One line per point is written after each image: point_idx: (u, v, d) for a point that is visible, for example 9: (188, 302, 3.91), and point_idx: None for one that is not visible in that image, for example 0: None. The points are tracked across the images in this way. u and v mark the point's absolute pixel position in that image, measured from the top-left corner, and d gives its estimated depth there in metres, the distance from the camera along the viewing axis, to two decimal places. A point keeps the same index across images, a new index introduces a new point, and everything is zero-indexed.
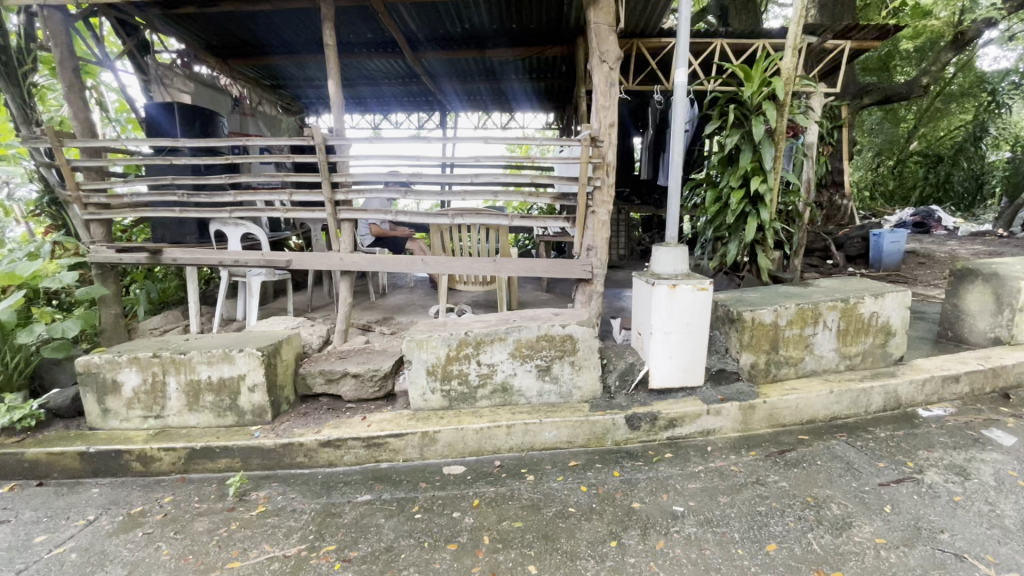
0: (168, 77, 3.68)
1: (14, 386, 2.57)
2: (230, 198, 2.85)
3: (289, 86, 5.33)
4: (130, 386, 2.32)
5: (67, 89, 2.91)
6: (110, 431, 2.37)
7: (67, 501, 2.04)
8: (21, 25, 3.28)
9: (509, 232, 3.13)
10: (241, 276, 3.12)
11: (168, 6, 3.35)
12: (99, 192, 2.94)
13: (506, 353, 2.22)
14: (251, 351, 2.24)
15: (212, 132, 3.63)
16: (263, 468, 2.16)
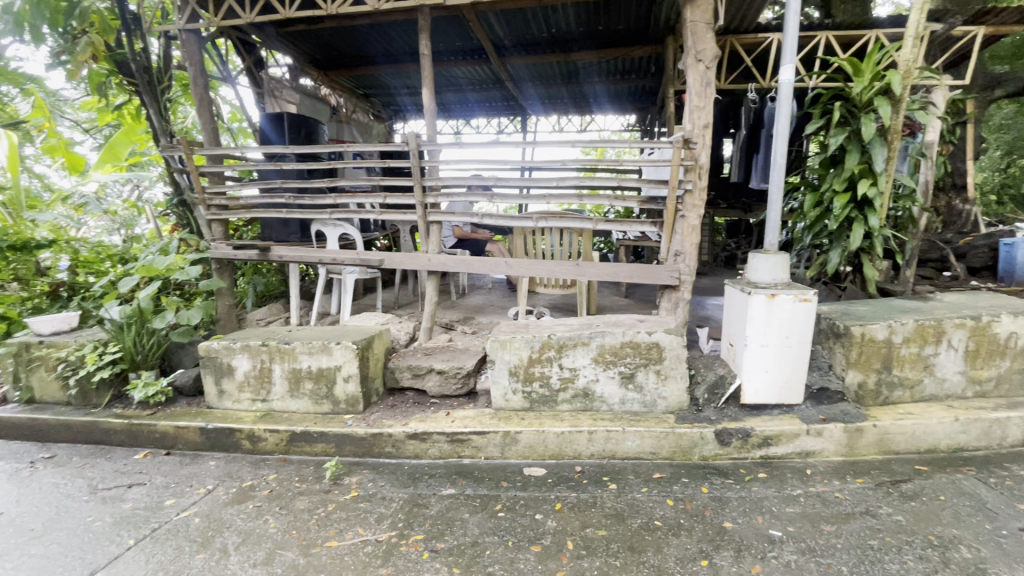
0: (278, 89, 4.03)
1: (149, 364, 2.92)
2: (330, 201, 3.05)
3: (380, 94, 5.63)
4: (242, 370, 2.56)
5: (198, 102, 3.25)
6: (224, 410, 2.63)
7: (189, 471, 2.29)
8: (161, 49, 3.70)
9: (592, 236, 3.11)
10: (337, 274, 3.34)
11: (282, 24, 3.67)
12: (219, 195, 3.26)
13: (589, 358, 2.20)
14: (347, 344, 2.39)
15: (316, 140, 3.93)
16: (355, 455, 2.29)
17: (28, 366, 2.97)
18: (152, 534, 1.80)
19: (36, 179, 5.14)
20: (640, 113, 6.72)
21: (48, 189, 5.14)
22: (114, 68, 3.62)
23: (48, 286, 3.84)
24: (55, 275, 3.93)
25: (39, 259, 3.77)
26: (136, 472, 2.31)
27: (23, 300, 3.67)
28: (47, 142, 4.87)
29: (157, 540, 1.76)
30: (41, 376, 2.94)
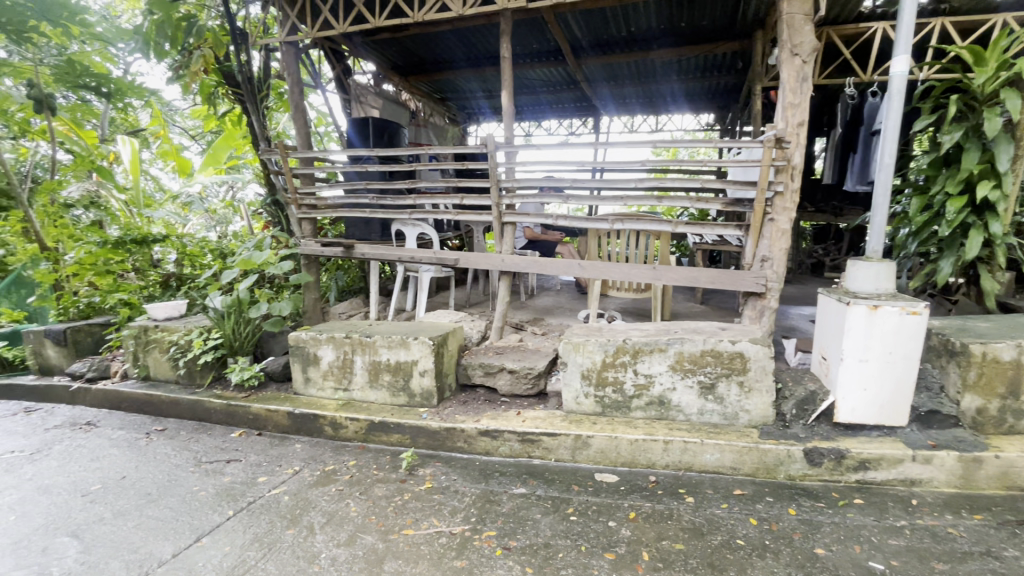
0: (363, 95, 4.24)
1: (245, 351, 3.17)
2: (410, 201, 3.16)
3: (456, 98, 5.79)
4: (327, 360, 2.72)
5: (295, 108, 3.47)
6: (309, 397, 2.80)
7: (278, 451, 2.47)
8: (262, 63, 3.96)
9: (670, 239, 3.01)
10: (413, 272, 3.47)
11: (369, 33, 3.87)
12: (310, 195, 3.48)
13: (665, 365, 2.14)
14: (424, 339, 2.47)
15: (397, 143, 4.11)
16: (428, 447, 2.37)
17: (145, 347, 3.34)
18: (248, 507, 1.96)
19: (152, 181, 5.76)
20: (720, 112, 6.43)
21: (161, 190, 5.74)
22: (221, 79, 3.96)
23: (160, 276, 4.32)
24: (163, 268, 4.36)
25: (153, 253, 4.20)
26: (233, 449, 2.52)
27: (139, 288, 4.16)
28: (162, 148, 5.45)
29: (253, 513, 1.91)
30: (155, 357, 3.29)
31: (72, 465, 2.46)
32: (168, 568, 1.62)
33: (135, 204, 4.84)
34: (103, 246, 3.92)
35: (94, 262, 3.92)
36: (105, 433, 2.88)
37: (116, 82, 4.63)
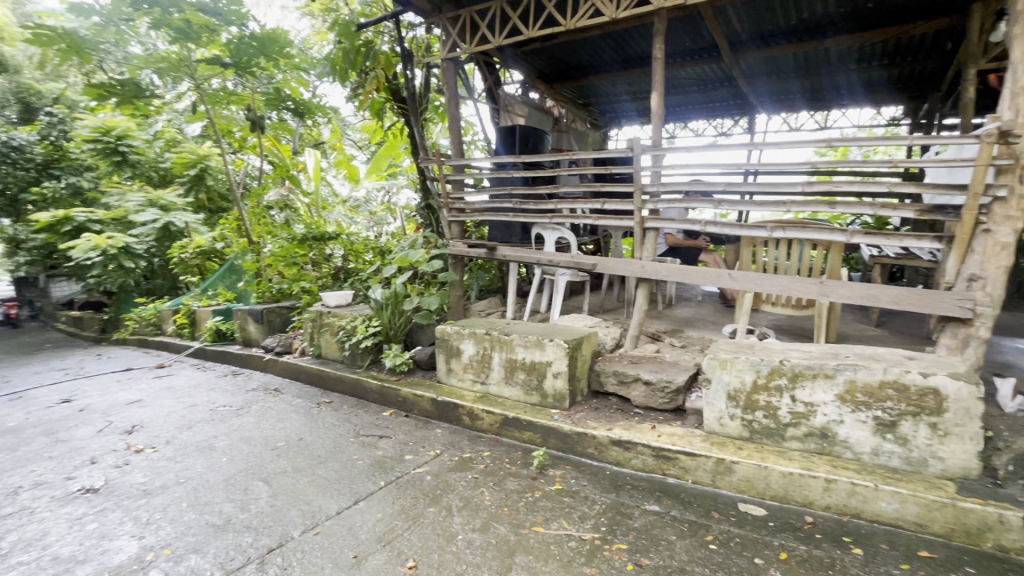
0: (511, 104, 4.44)
1: (397, 339, 3.51)
2: (551, 206, 3.22)
3: (598, 102, 5.77)
4: (468, 354, 2.90)
5: (451, 120, 3.72)
6: (450, 386, 3.01)
7: (422, 434, 2.69)
8: (423, 80, 4.27)
9: (843, 250, 2.63)
10: (551, 275, 3.53)
11: (521, 44, 4.04)
12: (460, 199, 3.70)
13: (831, 394, 1.89)
14: (560, 341, 2.50)
15: (540, 149, 4.22)
16: (558, 449, 2.39)
17: (319, 328, 3.88)
18: (397, 481, 2.17)
19: (328, 188, 6.71)
20: (911, 103, 5.46)
21: (335, 195, 6.65)
22: (390, 96, 4.43)
23: (331, 269, 5.00)
24: (333, 262, 5.03)
25: (327, 250, 4.89)
26: (385, 426, 2.82)
27: (315, 279, 4.88)
28: (338, 158, 6.31)
29: (401, 486, 2.11)
30: (327, 338, 3.81)
31: (265, 422, 2.96)
32: (333, 522, 1.86)
33: (316, 206, 5.68)
34: (292, 242, 4.68)
35: (285, 255, 4.70)
36: (288, 399, 3.42)
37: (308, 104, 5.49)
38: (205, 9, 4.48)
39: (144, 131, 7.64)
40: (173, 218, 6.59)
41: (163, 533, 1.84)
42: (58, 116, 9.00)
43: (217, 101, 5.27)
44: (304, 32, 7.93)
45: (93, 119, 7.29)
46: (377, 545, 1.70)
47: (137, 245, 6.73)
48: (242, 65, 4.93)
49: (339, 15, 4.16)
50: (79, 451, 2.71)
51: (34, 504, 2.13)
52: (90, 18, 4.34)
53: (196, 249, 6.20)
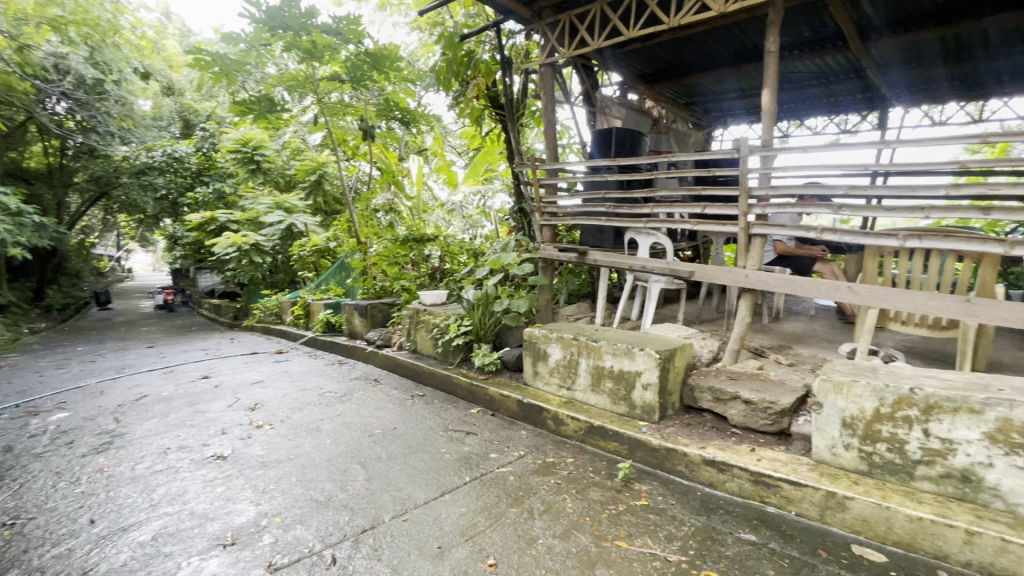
0: (609, 106, 4.37)
1: (486, 339, 3.60)
2: (647, 210, 3.11)
3: (702, 101, 5.48)
4: (555, 358, 2.89)
5: (546, 125, 3.74)
6: (536, 389, 3.02)
7: (507, 434, 2.73)
8: (521, 86, 4.33)
9: (998, 264, 2.24)
10: (643, 281, 3.41)
11: (621, 45, 3.96)
12: (552, 203, 3.68)
13: (977, 432, 1.61)
14: (651, 351, 2.40)
15: (637, 151, 4.09)
16: (646, 463, 2.29)
17: (415, 325, 4.10)
18: (481, 478, 2.22)
19: (429, 192, 7.08)
20: None
21: (434, 199, 7.00)
22: (488, 103, 4.56)
23: (429, 268, 5.23)
24: (430, 262, 5.29)
25: (425, 251, 5.17)
26: (472, 424, 2.90)
27: (414, 278, 5.17)
28: (438, 164, 6.64)
29: (485, 484, 2.16)
30: (422, 334, 4.02)
31: (365, 410, 3.19)
32: (421, 511, 1.95)
33: (417, 210, 6.03)
34: (395, 243, 5.01)
35: (388, 255, 5.02)
36: (386, 390, 3.65)
37: (414, 113, 5.85)
38: (328, 31, 4.96)
39: (275, 142, 8.62)
40: (295, 220, 7.35)
41: (275, 502, 2.05)
42: (210, 130, 10.44)
43: (336, 113, 5.79)
44: (412, 46, 8.45)
45: (236, 133, 8.36)
46: (460, 539, 1.75)
47: (266, 243, 7.60)
48: (358, 79, 5.38)
49: (444, 28, 4.38)
50: (213, 422, 3.12)
51: (178, 465, 2.49)
52: (237, 45, 4.99)
53: (313, 248, 6.86)
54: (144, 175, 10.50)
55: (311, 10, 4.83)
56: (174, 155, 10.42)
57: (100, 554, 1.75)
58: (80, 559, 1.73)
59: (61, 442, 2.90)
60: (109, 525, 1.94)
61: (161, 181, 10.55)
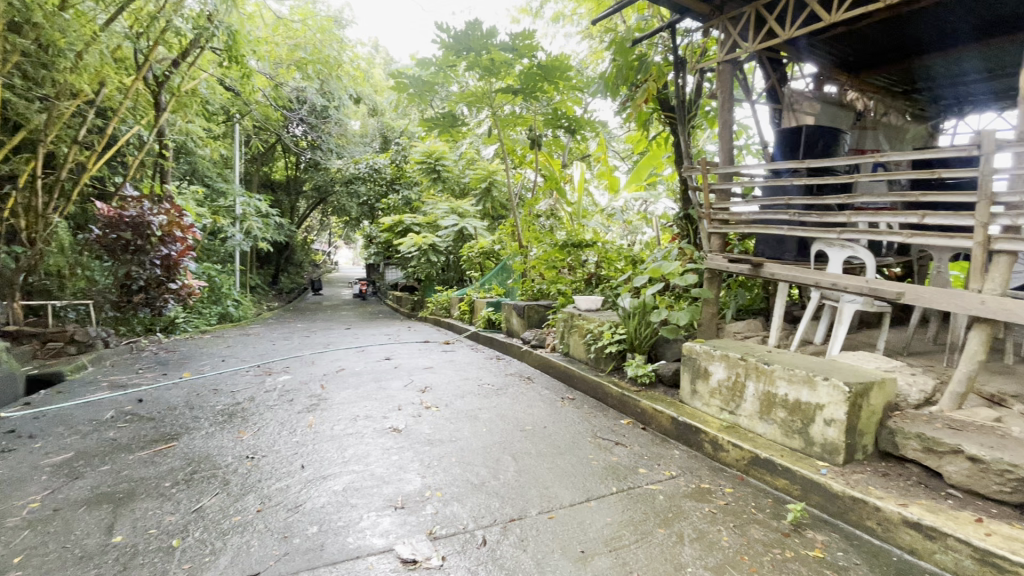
0: (799, 101, 3.89)
1: (642, 350, 3.46)
2: (842, 219, 2.68)
3: (927, 88, 4.54)
4: (717, 378, 2.68)
5: (722, 125, 3.45)
6: (694, 409, 2.83)
7: (658, 450, 2.61)
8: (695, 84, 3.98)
9: None
10: (833, 301, 2.96)
11: (819, 32, 3.50)
12: (724, 209, 3.34)
13: None
14: (838, 383, 2.07)
15: (835, 152, 3.54)
16: (823, 510, 1.99)
17: (570, 329, 4.17)
18: (628, 490, 2.17)
19: (590, 198, 7.17)
20: None
21: (595, 205, 7.03)
22: (657, 106, 4.39)
23: (584, 273, 5.20)
24: (587, 268, 5.28)
25: (583, 256, 5.22)
26: (622, 434, 2.85)
27: (571, 282, 5.22)
28: (601, 170, 6.66)
29: (632, 497, 2.10)
30: (575, 338, 4.06)
31: (518, 406, 3.35)
32: (566, 512, 1.98)
33: (577, 215, 6.13)
34: (554, 248, 5.17)
35: (547, 259, 5.23)
36: (538, 389, 3.79)
37: (579, 120, 5.97)
38: (505, 48, 5.34)
39: (454, 153, 9.58)
40: (467, 224, 8.07)
41: (437, 478, 2.28)
42: (402, 145, 12.02)
43: (507, 125, 6.20)
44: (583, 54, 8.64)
45: (423, 146, 9.49)
46: (604, 548, 1.74)
47: (441, 243, 8.46)
48: (530, 90, 5.68)
49: (616, 35, 4.37)
50: (392, 398, 3.59)
51: (364, 431, 2.92)
52: (429, 68, 5.68)
53: (480, 250, 7.45)
54: (352, 184, 12.51)
55: (492, 30, 5.25)
56: (374, 167, 12.24)
57: (306, 494, 2.15)
58: (293, 495, 2.15)
59: (285, 399, 3.64)
60: (314, 472, 2.37)
61: (363, 189, 12.48)
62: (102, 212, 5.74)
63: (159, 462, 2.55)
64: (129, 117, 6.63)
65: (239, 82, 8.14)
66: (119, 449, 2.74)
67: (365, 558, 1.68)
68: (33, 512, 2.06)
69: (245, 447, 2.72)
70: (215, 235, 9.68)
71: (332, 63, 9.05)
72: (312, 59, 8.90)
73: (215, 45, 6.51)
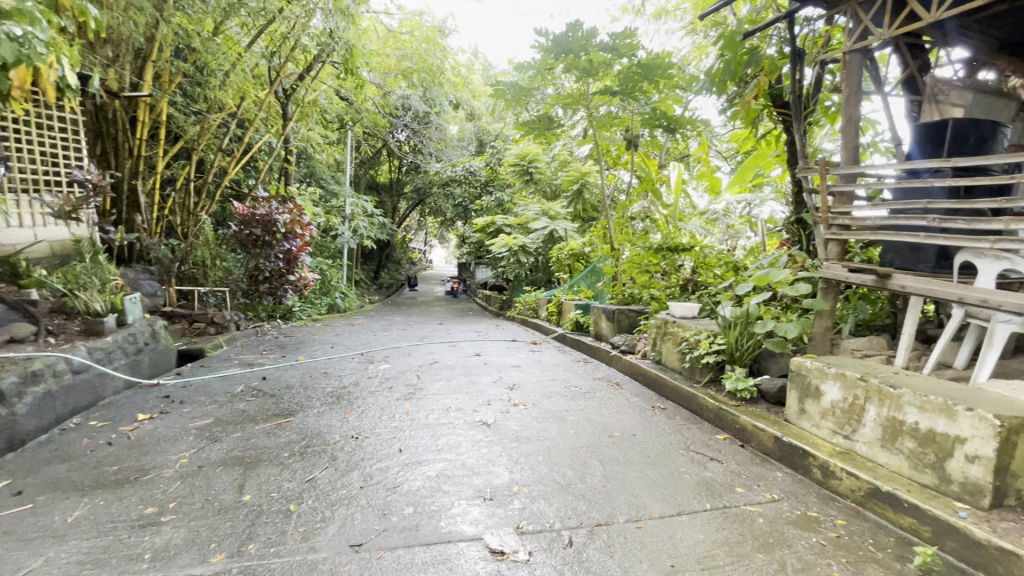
0: (944, 92, 3.42)
1: (742, 362, 3.26)
2: (998, 227, 2.29)
3: None
4: (830, 398, 2.45)
5: (845, 122, 3.11)
6: (801, 430, 2.60)
7: (759, 471, 2.44)
8: (813, 77, 3.63)
9: None
10: (981, 320, 2.56)
11: (974, 11, 3.04)
12: (845, 214, 2.99)
13: None
14: (984, 415, 1.79)
15: (990, 149, 3.05)
16: (960, 559, 1.74)
17: (663, 336, 4.03)
18: (723, 509, 2.05)
19: (688, 200, 6.85)
20: None
21: (693, 208, 6.70)
22: (769, 102, 4.06)
23: (680, 280, 4.96)
24: (682, 273, 5.02)
25: (678, 261, 4.99)
26: (717, 449, 2.70)
27: (665, 287, 5.02)
28: (700, 171, 6.33)
29: (727, 517, 1.99)
30: (669, 346, 3.92)
31: (605, 411, 3.30)
32: (656, 523, 1.92)
33: (673, 218, 5.88)
34: (648, 251, 4.99)
35: (640, 262, 5.06)
36: (626, 395, 3.70)
37: (679, 119, 5.73)
38: (605, 48, 5.29)
39: (547, 155, 9.67)
40: (557, 226, 8.10)
41: (524, 474, 2.33)
42: (497, 148, 12.34)
43: (603, 126, 6.11)
44: (686, 50, 8.30)
45: (517, 148, 9.68)
46: (696, 565, 1.67)
47: (531, 245, 8.55)
48: (628, 90, 5.56)
49: (725, 29, 4.13)
50: (482, 393, 3.71)
51: (456, 422, 3.05)
52: (527, 72, 5.76)
53: (570, 252, 7.45)
54: (449, 186, 13.09)
55: (592, 31, 5.23)
56: (470, 170, 12.69)
57: (403, 476, 2.30)
58: (392, 476, 2.31)
59: (385, 386, 3.91)
60: (410, 456, 2.53)
61: (459, 191, 13.01)
62: (239, 211, 6.60)
63: (279, 434, 2.87)
64: (263, 126, 7.49)
65: (353, 92, 8.86)
66: (248, 420, 3.12)
67: (457, 543, 1.76)
68: (183, 467, 2.42)
69: (350, 427, 2.96)
70: (327, 232, 10.63)
71: (435, 71, 9.53)
72: (417, 68, 9.43)
73: (335, 60, 7.16)
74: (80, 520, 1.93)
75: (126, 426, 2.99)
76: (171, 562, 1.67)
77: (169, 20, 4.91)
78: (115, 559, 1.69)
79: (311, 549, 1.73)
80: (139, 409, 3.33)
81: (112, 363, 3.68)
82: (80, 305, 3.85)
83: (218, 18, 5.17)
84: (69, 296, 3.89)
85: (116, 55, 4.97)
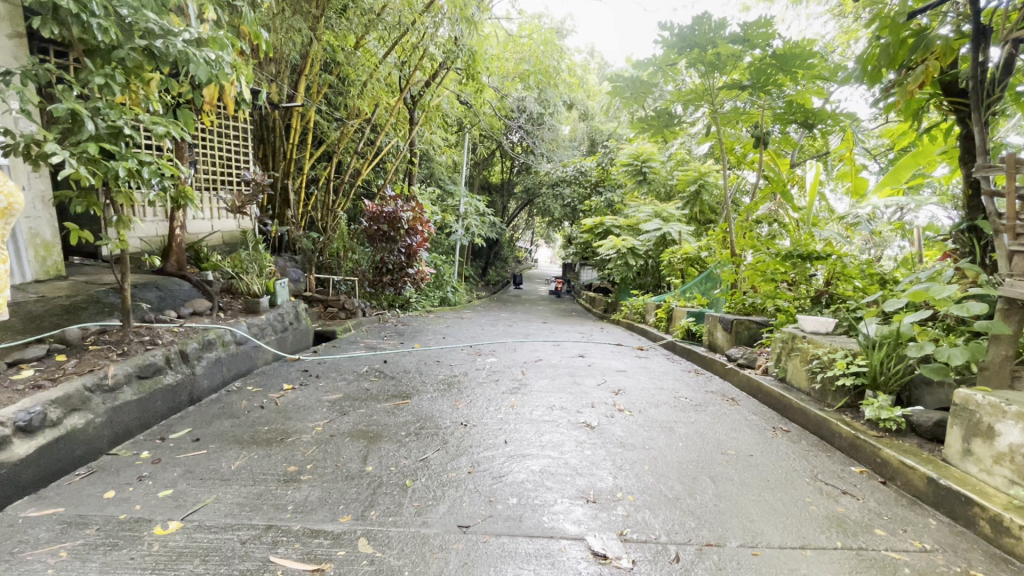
0: None
1: (888, 389, 2.86)
2: None
3: None
4: (1008, 441, 2.04)
5: None
6: (966, 474, 2.21)
7: (907, 515, 2.12)
8: (1001, 58, 3.02)
9: None
10: None
11: None
12: None
13: None
14: None
15: None
16: None
17: (789, 352, 3.69)
18: (858, 551, 1.82)
19: (824, 203, 6.17)
20: None
21: (830, 211, 6.01)
22: (937, 91, 3.47)
23: (812, 291, 4.47)
24: (816, 283, 4.53)
25: (810, 270, 4.49)
26: (852, 483, 2.40)
27: (793, 299, 4.55)
28: (842, 171, 5.64)
29: (862, 560, 1.76)
30: (795, 363, 3.57)
31: (719, 427, 3.09)
32: (774, 554, 1.77)
33: (805, 222, 5.34)
34: (775, 258, 4.54)
35: (763, 270, 4.63)
36: (744, 413, 3.44)
37: (819, 113, 5.10)
38: (735, 39, 4.93)
39: (662, 154, 9.36)
40: (671, 228, 7.76)
41: (628, 481, 2.27)
42: (610, 147, 12.11)
43: (728, 122, 5.69)
44: (830, 36, 7.48)
45: (630, 148, 9.47)
46: None
47: (641, 247, 8.30)
48: (760, 84, 5.11)
49: (882, 8, 3.60)
50: (586, 395, 3.68)
51: (559, 420, 3.07)
52: (647, 69, 5.55)
53: (684, 255, 7.10)
54: (558, 186, 13.17)
55: (722, 22, 4.87)
56: (581, 170, 12.65)
57: (508, 467, 2.37)
58: (498, 465, 2.39)
59: (492, 378, 4.08)
60: (515, 449, 2.60)
61: (568, 192, 13.05)
62: (369, 208, 7.23)
63: (397, 414, 3.12)
64: (391, 131, 8.10)
65: (473, 96, 9.28)
66: (371, 398, 3.43)
67: (559, 540, 1.78)
68: (318, 434, 2.73)
69: (459, 414, 3.12)
70: (443, 230, 11.27)
71: (551, 72, 9.65)
72: (534, 70, 9.64)
73: (457, 65, 7.38)
74: (240, 468, 2.28)
75: (274, 394, 3.45)
76: (308, 516, 1.89)
77: (320, 37, 5.54)
78: (265, 506, 1.96)
79: (424, 524, 1.86)
80: (284, 379, 3.83)
81: (264, 337, 4.24)
82: (242, 286, 4.53)
83: (359, 32, 5.71)
84: (236, 278, 4.61)
85: (278, 71, 5.75)
